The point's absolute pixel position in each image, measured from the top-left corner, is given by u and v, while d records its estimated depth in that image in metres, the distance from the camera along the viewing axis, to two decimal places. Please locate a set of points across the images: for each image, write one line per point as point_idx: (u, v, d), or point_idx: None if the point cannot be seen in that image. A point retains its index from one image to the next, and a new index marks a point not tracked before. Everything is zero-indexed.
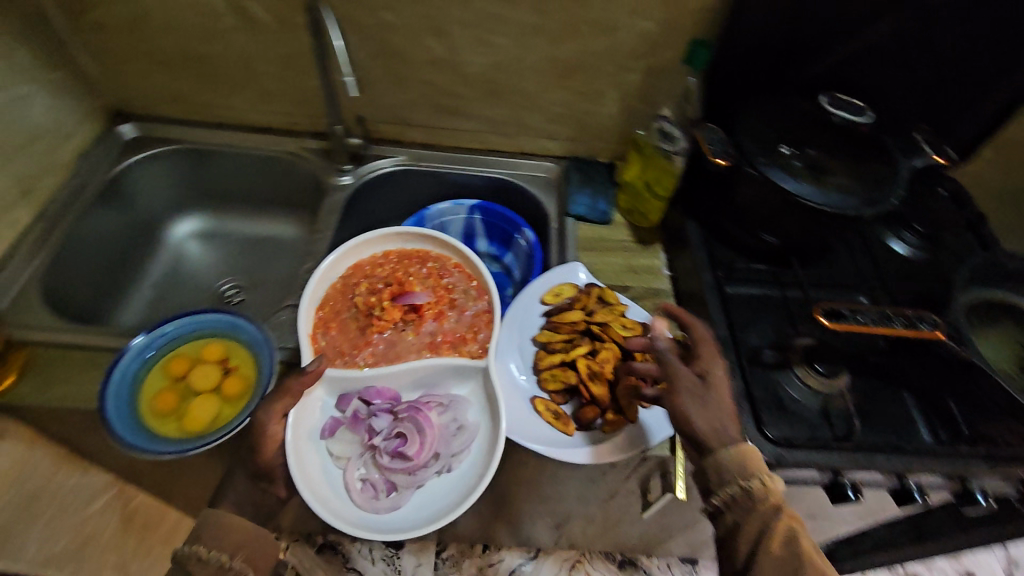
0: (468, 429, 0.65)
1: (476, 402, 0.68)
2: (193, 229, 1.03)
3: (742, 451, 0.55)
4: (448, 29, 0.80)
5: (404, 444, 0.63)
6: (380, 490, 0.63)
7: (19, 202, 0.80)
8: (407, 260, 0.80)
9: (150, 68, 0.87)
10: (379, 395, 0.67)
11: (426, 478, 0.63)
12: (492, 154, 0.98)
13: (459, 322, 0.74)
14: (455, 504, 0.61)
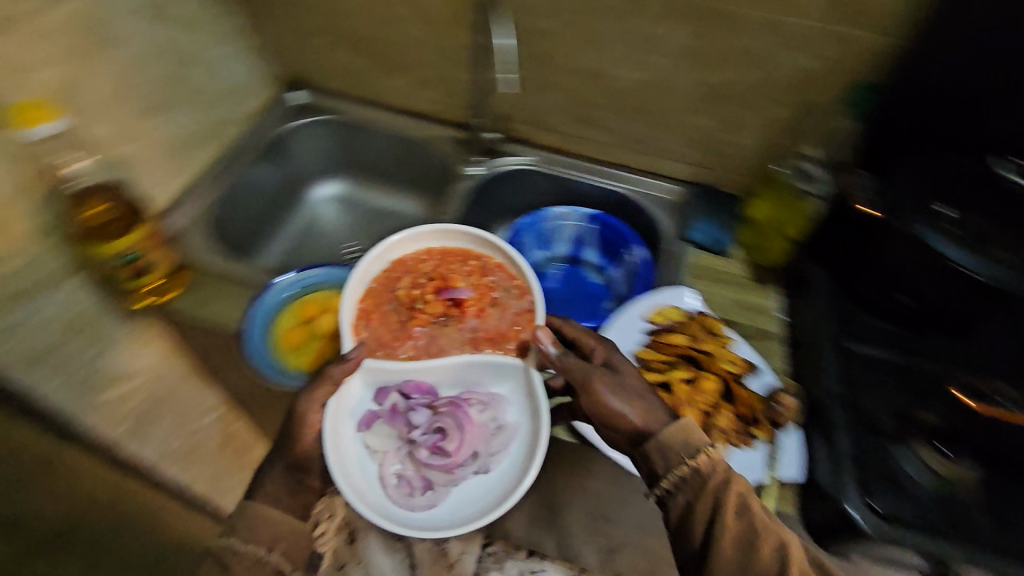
0: (508, 428, 0.62)
1: (515, 401, 0.64)
2: (333, 193, 1.12)
3: (698, 442, 0.56)
4: (602, 41, 0.82)
5: (443, 441, 0.61)
6: (415, 487, 0.61)
7: (204, 146, 0.91)
8: (453, 256, 0.73)
9: (328, 45, 0.97)
10: (416, 390, 0.63)
11: (466, 476, 0.61)
12: (619, 168, 0.99)
13: (503, 322, 0.68)
14: (496, 506, 0.59)
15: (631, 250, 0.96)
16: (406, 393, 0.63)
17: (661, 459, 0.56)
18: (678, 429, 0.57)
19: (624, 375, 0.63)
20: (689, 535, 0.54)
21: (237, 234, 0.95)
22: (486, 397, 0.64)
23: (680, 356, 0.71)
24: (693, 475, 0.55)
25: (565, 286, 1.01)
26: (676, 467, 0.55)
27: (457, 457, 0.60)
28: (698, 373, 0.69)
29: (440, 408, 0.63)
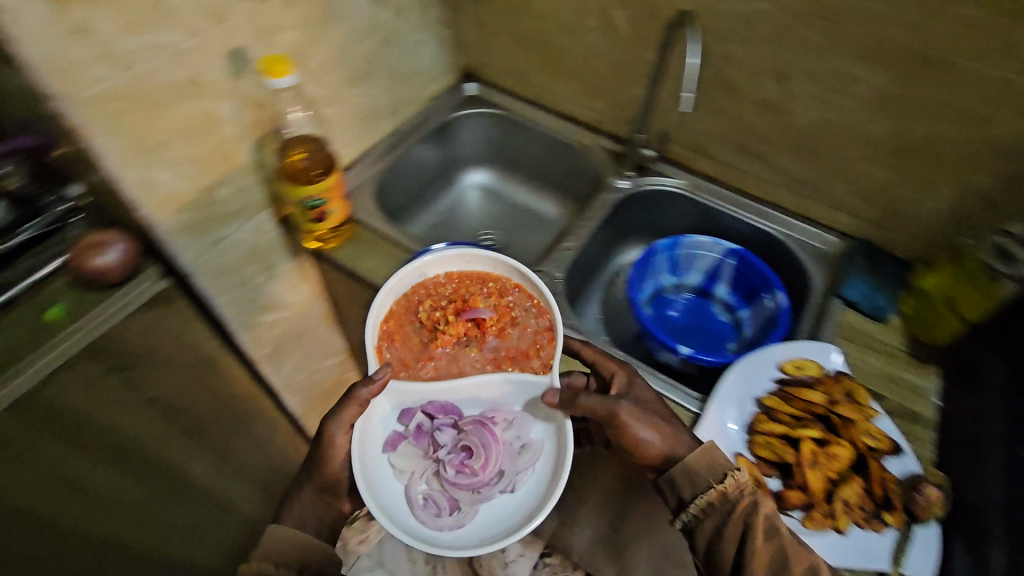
0: (532, 446, 0.66)
1: (540, 422, 0.68)
2: (480, 182, 1.19)
3: (723, 468, 0.60)
4: (793, 76, 0.79)
5: (469, 458, 0.65)
6: (443, 507, 0.65)
7: (385, 119, 1.00)
8: (471, 280, 0.78)
9: (512, 44, 1.02)
10: (440, 410, 0.68)
11: (492, 494, 0.65)
12: (774, 208, 0.94)
13: (522, 342, 0.72)
14: (521, 525, 0.62)
15: (773, 295, 0.90)
16: (430, 413, 0.68)
17: (690, 488, 0.60)
18: (701, 455, 0.60)
19: (641, 403, 0.64)
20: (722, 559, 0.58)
21: (393, 202, 1.03)
22: (510, 415, 0.67)
23: (813, 415, 0.66)
24: (721, 500, 0.59)
25: (689, 317, 0.99)
26: (703, 492, 0.59)
27: (484, 474, 0.64)
28: (832, 437, 0.64)
29: (464, 426, 0.67)
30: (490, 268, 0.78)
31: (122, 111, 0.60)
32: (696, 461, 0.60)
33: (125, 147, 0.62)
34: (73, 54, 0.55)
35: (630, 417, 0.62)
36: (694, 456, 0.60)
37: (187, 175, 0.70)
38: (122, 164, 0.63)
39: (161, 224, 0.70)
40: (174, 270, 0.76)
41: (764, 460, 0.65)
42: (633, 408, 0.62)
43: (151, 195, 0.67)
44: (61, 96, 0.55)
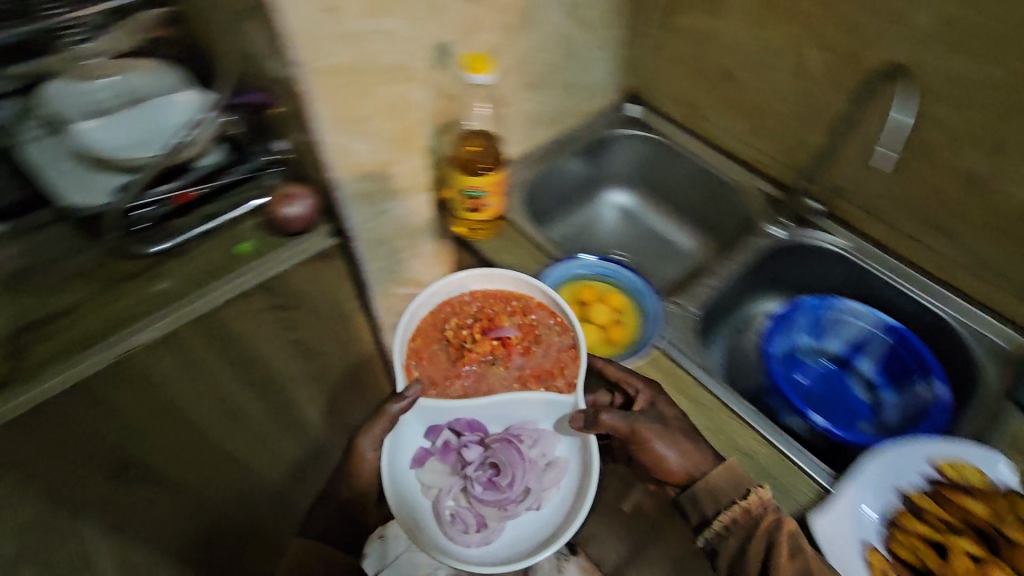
0: (558, 463, 0.67)
1: (564, 439, 0.69)
2: (620, 203, 1.17)
3: (744, 487, 0.62)
4: (1011, 151, 0.71)
5: (496, 475, 0.66)
6: (470, 524, 0.65)
7: (548, 127, 1.03)
8: (494, 297, 0.80)
9: (688, 73, 1.01)
10: (467, 426, 0.70)
11: (518, 511, 0.65)
12: (951, 290, 0.85)
13: (547, 360, 0.73)
14: (549, 543, 0.62)
15: (929, 383, 0.81)
16: (457, 431, 0.70)
17: (713, 505, 0.62)
18: (722, 472, 0.62)
19: (662, 418, 0.65)
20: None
21: (538, 208, 1.05)
22: (535, 431, 0.69)
23: (971, 527, 0.59)
24: (744, 517, 0.61)
25: (819, 384, 0.91)
26: (725, 508, 0.61)
27: (512, 491, 0.65)
28: (992, 558, 0.56)
29: (492, 444, 0.68)
30: (514, 286, 0.79)
31: (342, 84, 0.68)
32: (722, 482, 0.62)
33: (336, 115, 0.70)
34: (321, 29, 0.61)
35: (648, 433, 0.63)
36: (716, 473, 0.63)
37: (376, 148, 0.77)
38: (331, 128, 0.71)
39: (344, 187, 0.78)
40: (342, 230, 0.83)
41: (902, 561, 0.59)
42: (653, 424, 0.63)
43: (345, 160, 0.75)
44: (303, 64, 0.63)
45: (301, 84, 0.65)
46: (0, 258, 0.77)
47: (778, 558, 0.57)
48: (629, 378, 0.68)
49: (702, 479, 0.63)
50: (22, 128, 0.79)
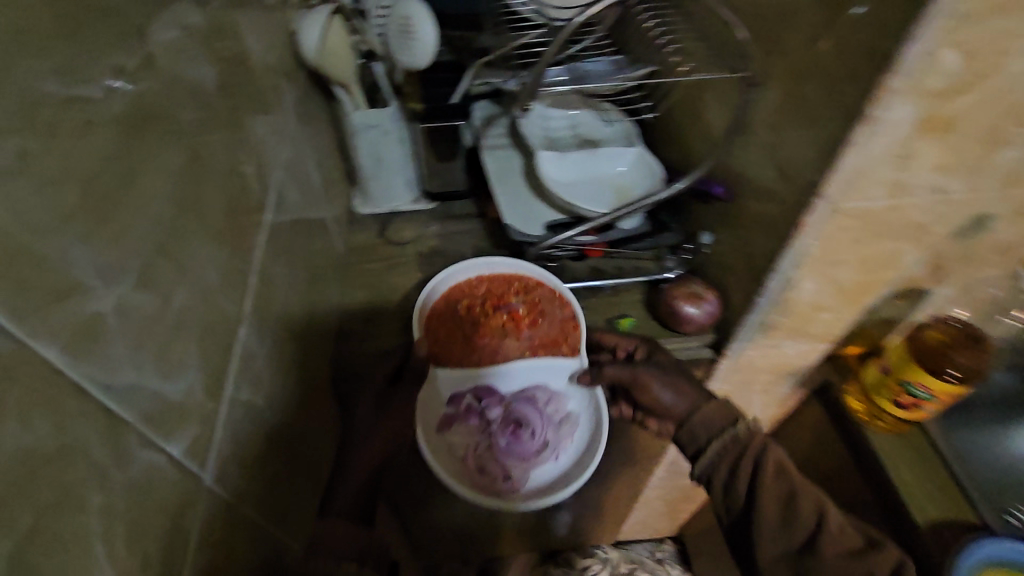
0: (571, 419, 0.66)
1: (574, 395, 0.67)
2: None
3: (732, 418, 0.63)
4: None
5: (520, 430, 0.63)
6: (497, 476, 0.62)
7: None
8: (498, 281, 0.71)
9: None
10: (488, 392, 0.65)
11: (541, 459, 0.64)
12: None
13: (553, 332, 0.67)
14: (562, 487, 0.61)
15: None
16: (478, 394, 0.64)
17: (706, 435, 0.63)
18: (717, 409, 0.63)
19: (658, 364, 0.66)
20: (740, 506, 0.62)
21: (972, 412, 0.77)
22: (550, 391, 0.66)
23: None
24: (733, 443, 0.62)
25: None
26: (717, 437, 0.62)
27: (540, 441, 0.64)
28: None
29: (508, 402, 0.65)
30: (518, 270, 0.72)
31: (851, 229, 0.56)
32: (719, 424, 0.63)
33: (819, 256, 0.59)
34: (881, 172, 0.50)
35: (654, 381, 0.65)
36: (710, 411, 0.63)
37: (830, 295, 0.64)
38: (805, 268, 0.60)
39: (763, 315, 0.67)
40: (722, 347, 0.74)
41: None
42: (659, 371, 0.65)
43: (791, 299, 0.64)
44: (835, 201, 0.53)
45: (813, 219, 0.54)
46: (424, 232, 0.87)
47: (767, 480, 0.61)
48: (635, 342, 0.70)
49: (692, 419, 0.64)
50: (488, 133, 0.86)
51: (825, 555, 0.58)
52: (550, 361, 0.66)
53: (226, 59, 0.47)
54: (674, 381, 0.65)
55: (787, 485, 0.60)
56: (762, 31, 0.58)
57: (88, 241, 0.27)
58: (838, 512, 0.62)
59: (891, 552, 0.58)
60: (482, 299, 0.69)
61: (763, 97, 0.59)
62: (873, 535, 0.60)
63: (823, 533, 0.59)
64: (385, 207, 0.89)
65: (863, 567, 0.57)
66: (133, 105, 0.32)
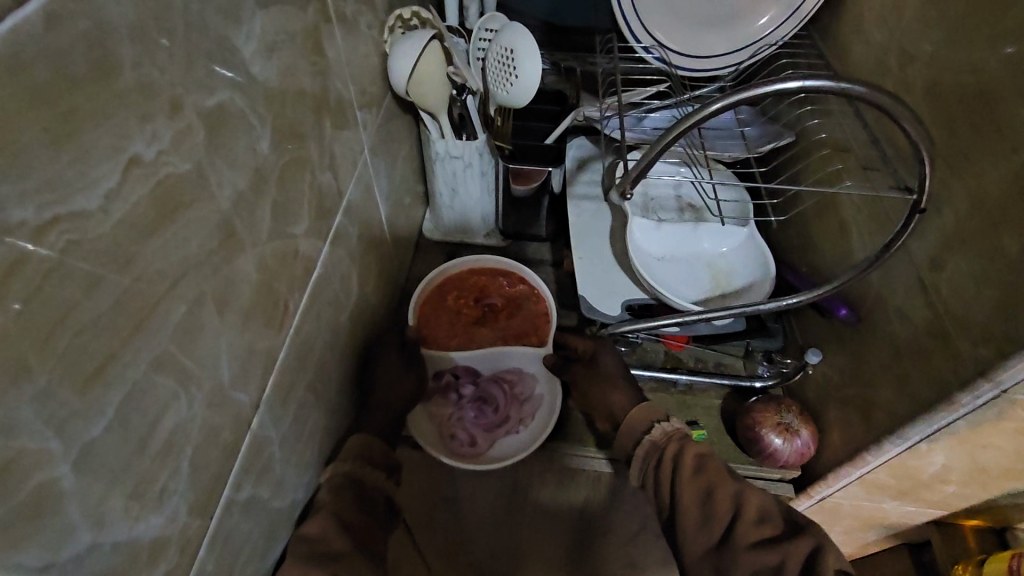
0: (536, 401, 0.65)
1: (545, 381, 0.66)
2: None
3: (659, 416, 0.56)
4: None
5: (487, 404, 0.64)
6: (462, 441, 0.63)
7: None
8: (479, 275, 0.71)
9: None
10: (466, 371, 0.66)
11: (505, 431, 0.63)
12: None
13: (526, 326, 0.68)
14: (518, 454, 0.61)
15: None
16: (456, 372, 0.66)
17: (630, 443, 0.56)
18: (639, 413, 0.57)
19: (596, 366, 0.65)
20: (661, 511, 0.52)
21: None
22: (519, 373, 0.66)
23: None
24: (653, 449, 0.54)
25: None
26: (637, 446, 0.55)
27: (502, 416, 0.64)
28: None
29: (481, 380, 0.65)
30: (501, 266, 0.72)
31: (1018, 418, 0.43)
32: (637, 431, 0.55)
33: (964, 436, 0.46)
34: None
35: (586, 382, 0.64)
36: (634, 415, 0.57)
37: (968, 471, 0.51)
38: (939, 444, 0.48)
39: (870, 473, 0.56)
40: (806, 484, 0.63)
41: None
42: (590, 371, 0.64)
43: (911, 468, 0.53)
44: (1008, 390, 0.40)
45: (970, 400, 0.43)
46: None
47: (682, 476, 0.51)
48: (585, 343, 0.67)
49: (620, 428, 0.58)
50: (579, 179, 0.77)
51: (735, 549, 0.46)
52: (519, 355, 0.66)
53: (298, 103, 0.41)
54: (607, 386, 0.63)
55: (705, 478, 0.50)
56: (953, 141, 0.45)
57: (45, 401, 0.22)
58: (768, 499, 0.50)
59: (813, 537, 0.46)
60: (464, 296, 0.70)
61: (933, 224, 0.47)
62: (802, 523, 0.48)
63: (736, 522, 0.47)
64: (456, 238, 0.82)
65: (773, 555, 0.45)
66: (148, 202, 0.26)
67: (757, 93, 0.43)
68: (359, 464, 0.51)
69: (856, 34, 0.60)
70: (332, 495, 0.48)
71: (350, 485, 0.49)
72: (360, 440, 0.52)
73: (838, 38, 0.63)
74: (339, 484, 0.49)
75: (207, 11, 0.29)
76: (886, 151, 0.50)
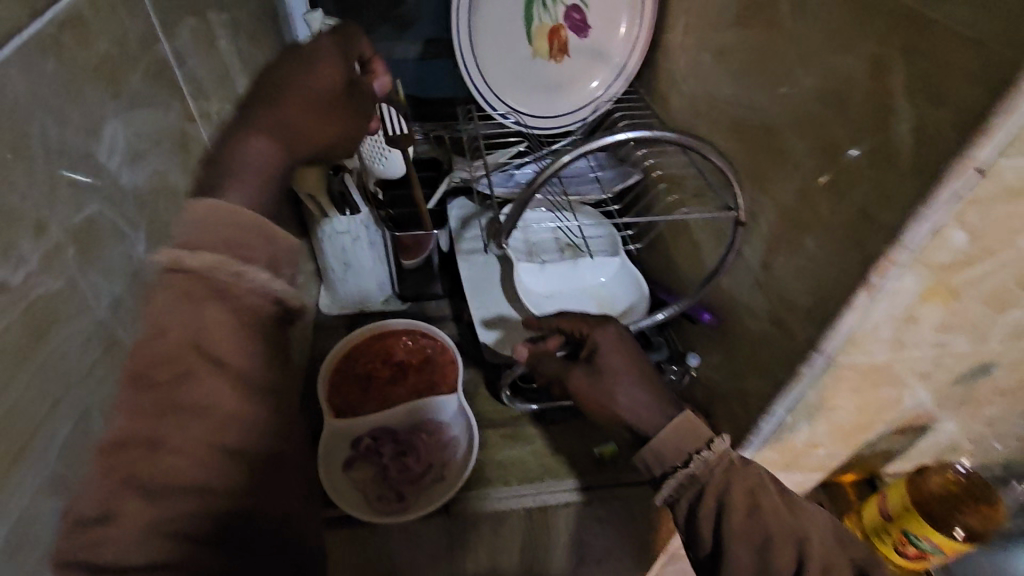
0: (454, 444, 0.66)
1: (460, 423, 0.67)
2: None
3: (699, 442, 0.51)
4: None
5: (408, 456, 0.64)
6: (390, 496, 0.62)
7: None
8: (386, 337, 0.73)
9: None
10: (384, 431, 0.66)
11: (429, 478, 0.64)
12: None
13: (435, 375, 0.70)
14: (446, 496, 0.62)
15: None
16: (373, 434, 0.65)
17: (662, 468, 0.51)
18: (673, 437, 0.51)
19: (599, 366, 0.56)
20: (698, 546, 0.51)
21: None
22: (435, 423, 0.67)
23: None
24: (691, 480, 0.50)
25: None
26: (673, 473, 0.51)
27: (424, 465, 0.64)
28: None
29: (400, 436, 0.66)
30: (406, 326, 0.74)
31: (851, 378, 0.52)
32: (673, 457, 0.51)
33: (817, 402, 0.55)
34: (882, 335, 0.47)
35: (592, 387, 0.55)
36: (666, 435, 0.51)
37: (829, 434, 0.60)
38: (798, 415, 0.57)
39: (755, 454, 0.63)
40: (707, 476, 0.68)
41: None
42: (590, 378, 0.56)
43: (785, 442, 0.61)
44: (833, 357, 0.49)
45: (810, 371, 0.51)
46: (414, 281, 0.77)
47: (733, 516, 0.49)
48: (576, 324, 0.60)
49: (649, 445, 0.52)
50: (464, 235, 0.81)
51: None
52: (431, 404, 0.68)
53: (171, 204, 0.42)
54: (612, 385, 0.55)
55: (756, 525, 0.50)
56: (755, 166, 0.56)
57: None
58: (819, 525, 0.52)
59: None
60: (376, 360, 0.71)
61: (756, 232, 0.56)
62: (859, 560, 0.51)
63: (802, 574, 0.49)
64: (348, 290, 0.81)
65: None
66: (20, 328, 0.26)
67: (595, 147, 0.51)
68: (214, 258, 0.34)
69: (672, 86, 0.72)
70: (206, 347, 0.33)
71: (239, 353, 0.34)
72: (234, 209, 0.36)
73: (659, 90, 0.75)
74: (185, 309, 0.33)
75: (65, 136, 0.30)
76: (710, 178, 0.60)
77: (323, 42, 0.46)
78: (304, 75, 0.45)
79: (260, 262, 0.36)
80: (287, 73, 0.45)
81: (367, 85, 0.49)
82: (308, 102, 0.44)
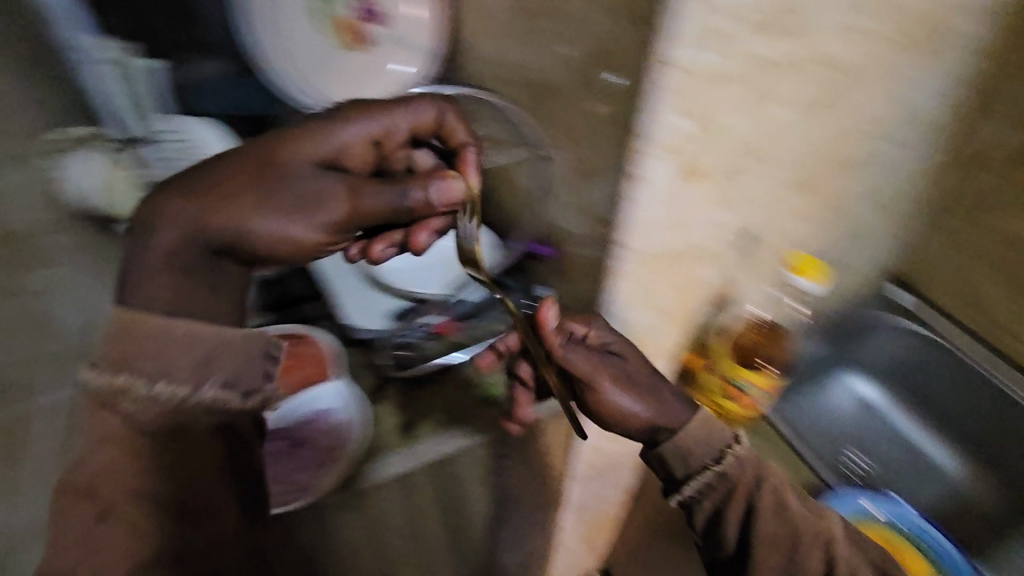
0: (345, 426, 0.66)
1: (347, 405, 0.67)
2: (868, 396, 1.02)
3: (727, 439, 0.59)
4: None
5: (300, 448, 0.65)
6: (290, 487, 0.64)
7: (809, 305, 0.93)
8: None
9: (989, 277, 0.89)
10: (274, 431, 0.67)
11: (324, 464, 0.65)
12: None
13: (309, 367, 0.68)
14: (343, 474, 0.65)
15: None
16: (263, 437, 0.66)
17: (689, 466, 0.58)
18: (700, 430, 0.58)
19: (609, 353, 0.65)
20: (727, 546, 0.58)
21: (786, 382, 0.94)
22: (319, 412, 0.66)
23: None
24: (717, 479, 0.57)
25: None
26: (700, 472, 0.57)
27: (317, 454, 0.65)
28: None
29: (290, 430, 0.67)
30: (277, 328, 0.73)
31: (655, 265, 0.63)
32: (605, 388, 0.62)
33: (638, 292, 0.65)
34: (662, 218, 0.58)
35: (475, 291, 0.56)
36: (692, 430, 0.58)
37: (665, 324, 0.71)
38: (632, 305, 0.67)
39: None
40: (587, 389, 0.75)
41: None
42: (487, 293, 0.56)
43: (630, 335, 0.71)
44: (633, 247, 0.59)
45: (622, 265, 0.61)
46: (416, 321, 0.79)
47: (762, 514, 0.56)
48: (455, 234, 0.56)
49: (671, 438, 0.58)
50: None
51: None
52: (313, 397, 0.67)
53: None
54: (616, 392, 0.62)
55: (782, 518, 0.56)
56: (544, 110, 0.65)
57: None
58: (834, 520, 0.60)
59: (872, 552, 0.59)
60: None
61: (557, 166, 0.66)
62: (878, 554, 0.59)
63: (810, 549, 0.56)
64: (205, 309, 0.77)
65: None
66: None
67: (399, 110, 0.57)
68: (128, 376, 0.44)
69: (470, 60, 0.80)
70: (110, 479, 0.45)
71: (140, 478, 0.46)
72: (149, 315, 0.45)
73: (461, 66, 0.83)
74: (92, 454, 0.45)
75: None
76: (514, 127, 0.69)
77: (356, 142, 0.54)
78: (285, 177, 0.50)
79: (225, 372, 0.46)
80: (300, 185, 0.50)
81: (422, 191, 0.50)
82: (263, 199, 0.49)
